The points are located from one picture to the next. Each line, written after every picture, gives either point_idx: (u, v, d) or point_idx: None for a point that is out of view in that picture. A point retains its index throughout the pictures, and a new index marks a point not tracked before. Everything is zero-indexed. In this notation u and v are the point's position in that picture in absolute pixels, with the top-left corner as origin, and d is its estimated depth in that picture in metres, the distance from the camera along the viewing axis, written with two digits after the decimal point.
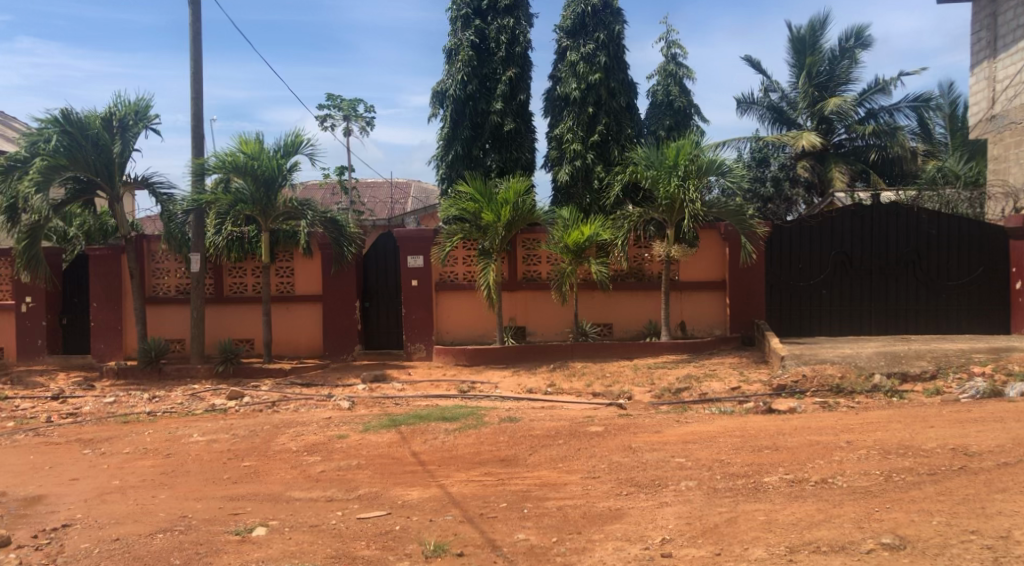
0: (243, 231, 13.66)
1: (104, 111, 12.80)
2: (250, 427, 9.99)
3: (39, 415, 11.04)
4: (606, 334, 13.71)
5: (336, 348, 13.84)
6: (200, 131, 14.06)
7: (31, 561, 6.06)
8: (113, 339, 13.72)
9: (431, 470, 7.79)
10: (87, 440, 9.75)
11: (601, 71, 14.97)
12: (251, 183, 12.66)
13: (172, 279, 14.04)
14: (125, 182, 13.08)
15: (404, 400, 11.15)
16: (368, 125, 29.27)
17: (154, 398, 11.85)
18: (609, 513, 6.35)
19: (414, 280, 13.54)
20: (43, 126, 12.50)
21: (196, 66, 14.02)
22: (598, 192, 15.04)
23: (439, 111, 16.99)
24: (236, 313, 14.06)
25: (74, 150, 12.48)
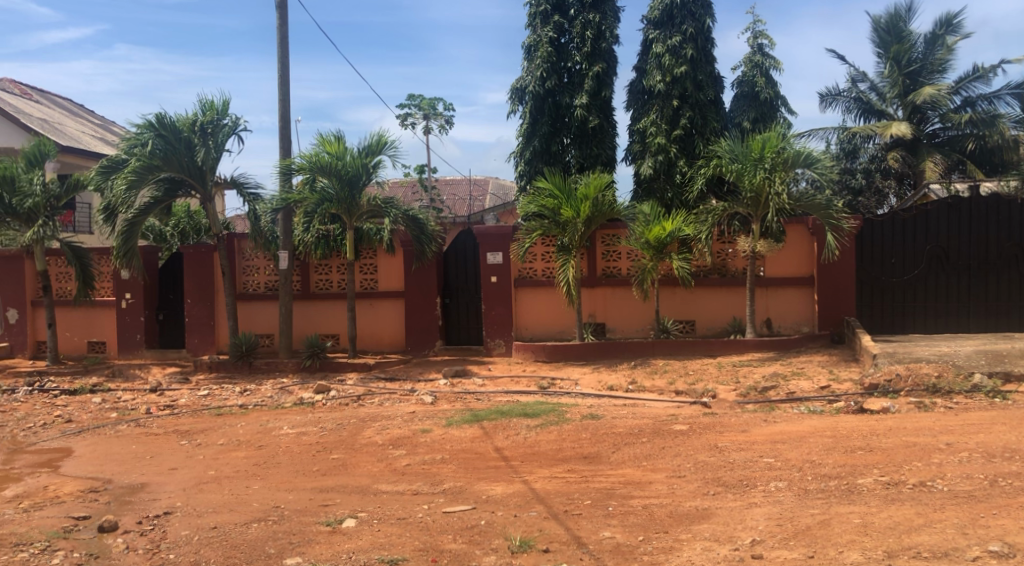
0: (328, 229, 13.95)
1: (194, 115, 13.24)
2: (338, 420, 10.23)
3: (139, 407, 11.54)
4: (689, 331, 13.54)
5: (418, 344, 14.04)
6: (287, 132, 14.44)
7: (136, 546, 6.35)
8: (206, 335, 14.23)
9: (515, 466, 7.83)
10: (184, 431, 10.15)
11: (687, 64, 14.75)
12: (336, 183, 12.93)
13: (262, 277, 14.47)
14: (216, 182, 13.61)
15: (485, 396, 11.24)
16: (446, 124, 29.60)
17: (245, 391, 12.25)
18: (696, 513, 6.28)
19: (494, 276, 13.63)
20: (139, 131, 13.03)
21: (282, 68, 14.39)
22: (681, 186, 14.86)
23: (518, 108, 17.02)
24: (322, 309, 14.41)
25: (169, 153, 13.03)
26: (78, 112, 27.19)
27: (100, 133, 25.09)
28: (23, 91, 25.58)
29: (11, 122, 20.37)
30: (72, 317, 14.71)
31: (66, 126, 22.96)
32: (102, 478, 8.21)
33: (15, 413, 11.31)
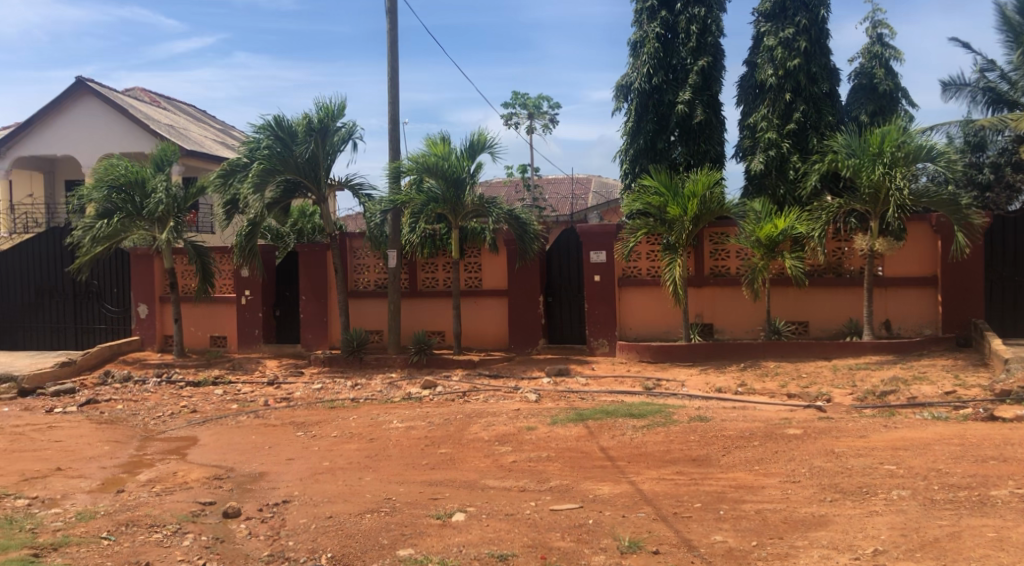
0: (435, 228, 14.18)
1: (309, 118, 13.73)
2: (445, 415, 10.41)
3: (258, 399, 12.05)
4: (802, 333, 13.13)
5: (521, 342, 14.11)
6: (396, 134, 14.78)
7: (258, 532, 6.63)
8: (320, 330, 14.71)
9: (621, 466, 7.78)
10: (299, 423, 10.53)
11: (800, 56, 14.30)
12: (442, 183, 13.16)
13: (372, 275, 14.86)
14: (329, 184, 14.07)
15: (590, 395, 11.21)
16: (551, 123, 29.67)
17: (356, 385, 12.62)
18: (812, 520, 6.09)
19: (598, 276, 13.56)
20: (258, 135, 13.60)
21: (391, 72, 14.74)
22: (794, 183, 14.42)
23: (623, 105, 16.89)
24: (428, 306, 14.67)
25: (285, 156, 13.56)
26: (201, 118, 28.60)
27: (220, 137, 26.32)
28: (152, 99, 27.12)
29: (140, 128, 21.60)
30: (196, 313, 15.44)
31: (191, 131, 24.20)
32: (226, 466, 8.61)
33: (146, 402, 12.00)
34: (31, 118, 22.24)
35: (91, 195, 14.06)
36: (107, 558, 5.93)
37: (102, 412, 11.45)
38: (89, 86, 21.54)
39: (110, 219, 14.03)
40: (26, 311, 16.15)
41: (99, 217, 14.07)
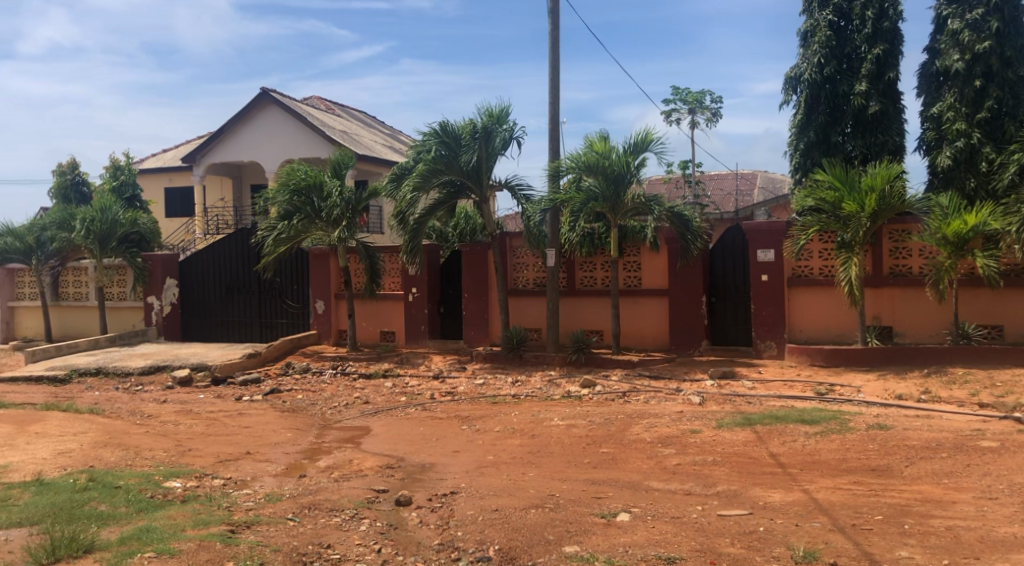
0: (594, 227, 14.16)
1: (473, 121, 14.06)
2: (606, 414, 10.37)
3: (424, 392, 12.48)
4: (994, 338, 12.12)
5: (682, 343, 13.83)
6: (557, 134, 14.87)
7: (429, 521, 6.86)
8: (481, 327, 15.04)
9: (793, 473, 7.47)
10: (464, 417, 10.81)
11: (992, 38, 13.22)
12: (602, 182, 13.11)
13: (531, 273, 15.01)
14: (491, 185, 14.33)
15: (757, 399, 10.84)
16: (713, 117, 28.95)
17: (517, 382, 12.81)
18: (1012, 541, 5.60)
19: (764, 275, 13.10)
20: (424, 138, 14.05)
21: (553, 72, 14.84)
22: (986, 175, 13.34)
23: (792, 97, 16.23)
24: (588, 305, 14.66)
25: (450, 158, 13.93)
26: (371, 123, 29.95)
27: (389, 141, 27.44)
28: (327, 106, 28.69)
29: (317, 134, 22.93)
30: (367, 310, 16.16)
31: (363, 136, 25.40)
32: (396, 455, 8.98)
33: (322, 393, 12.71)
34: (219, 130, 23.95)
35: (275, 198, 15.03)
36: (293, 538, 6.31)
37: (284, 401, 12.24)
38: (272, 96, 23.05)
39: (292, 220, 14.94)
40: (218, 306, 17.48)
41: (282, 218, 15.02)
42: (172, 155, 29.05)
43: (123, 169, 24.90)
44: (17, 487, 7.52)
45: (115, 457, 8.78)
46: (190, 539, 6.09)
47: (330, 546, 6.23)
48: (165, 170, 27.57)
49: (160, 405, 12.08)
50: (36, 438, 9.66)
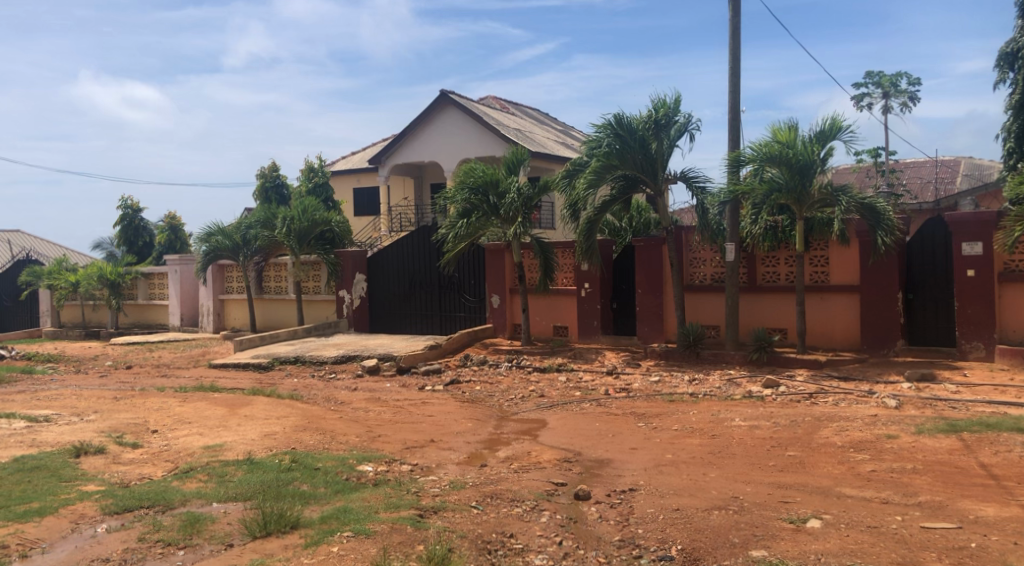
0: (777, 220, 13.58)
1: (648, 114, 13.89)
2: (792, 416, 9.93)
3: (599, 387, 12.47)
4: None
5: (875, 343, 13.02)
6: (737, 124, 14.38)
7: (609, 516, 6.84)
8: (656, 324, 14.80)
9: (1009, 487, 6.83)
10: (640, 414, 10.70)
11: None
12: (786, 172, 12.56)
13: (709, 268, 14.62)
14: (666, 179, 14.08)
15: (962, 405, 10.02)
16: (910, 101, 27.05)
17: (694, 380, 12.53)
18: None
19: (970, 270, 12.09)
20: (598, 133, 14.02)
21: (733, 60, 14.37)
22: None
23: (1008, 75, 14.84)
24: (769, 302, 14.09)
25: (624, 152, 13.79)
26: (545, 121, 30.27)
27: (565, 138, 27.60)
28: (503, 105, 29.31)
29: (493, 134, 23.45)
30: (541, 305, 16.31)
31: (537, 134, 25.70)
32: (574, 449, 9.01)
33: (500, 385, 12.99)
34: (402, 133, 25.04)
35: (455, 197, 15.44)
36: (478, 526, 6.48)
37: (464, 392, 12.62)
38: (451, 98, 23.79)
39: (470, 218, 15.31)
40: (401, 300, 18.28)
41: (461, 216, 15.42)
42: (360, 157, 30.66)
43: (317, 171, 26.57)
44: (231, 465, 8.21)
45: (313, 440, 9.39)
46: (383, 521, 6.40)
47: (513, 536, 6.35)
48: (353, 172, 29.15)
49: (351, 393, 12.80)
50: (245, 420, 10.50)
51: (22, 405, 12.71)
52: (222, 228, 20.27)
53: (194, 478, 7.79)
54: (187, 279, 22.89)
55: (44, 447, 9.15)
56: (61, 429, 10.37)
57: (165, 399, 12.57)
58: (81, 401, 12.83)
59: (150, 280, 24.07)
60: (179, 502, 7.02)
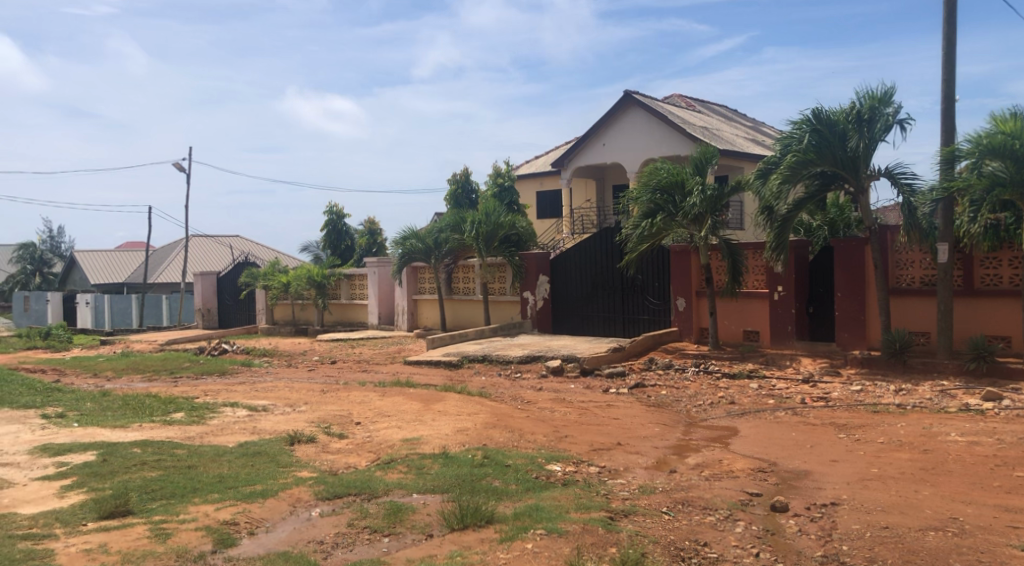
0: (998, 217, 12.39)
1: (850, 107, 13.16)
2: (1019, 433, 9.04)
3: (794, 396, 11.92)
4: None
5: None
6: (951, 114, 13.30)
7: (809, 530, 6.53)
8: (857, 330, 13.95)
9: None
10: (841, 425, 10.13)
11: None
12: (1010, 165, 11.48)
13: (918, 271, 13.61)
14: (869, 175, 13.23)
15: None
16: None
17: (902, 390, 11.70)
18: None
19: None
20: (795, 128, 13.44)
21: (948, 47, 13.32)
22: None
23: None
24: (990, 308, 12.91)
25: (823, 147, 13.15)
26: (734, 118, 29.32)
27: (756, 135, 26.66)
28: (689, 104, 28.76)
29: (679, 133, 23.01)
30: (730, 308, 15.70)
31: (725, 131, 24.94)
32: (769, 459, 8.67)
33: (687, 390, 12.74)
34: (586, 135, 25.16)
35: (639, 197, 15.26)
36: (670, 532, 6.39)
37: (650, 396, 12.48)
38: (635, 98, 23.65)
39: (655, 218, 15.03)
40: (585, 302, 18.33)
41: (645, 217, 15.19)
42: (543, 161, 31.15)
43: (504, 176, 27.23)
44: (428, 458, 8.58)
45: (503, 437, 9.62)
46: (575, 521, 6.45)
47: (707, 544, 6.20)
48: (537, 175, 29.65)
49: (537, 392, 13.00)
50: (438, 416, 10.94)
51: (243, 395, 13.93)
52: (415, 232, 21.27)
53: (395, 469, 8.21)
54: (385, 280, 24.18)
55: (263, 434, 9.97)
56: (277, 418, 11.27)
57: (366, 394, 13.35)
58: (293, 393, 13.89)
59: (351, 280, 25.65)
60: (383, 491, 7.42)
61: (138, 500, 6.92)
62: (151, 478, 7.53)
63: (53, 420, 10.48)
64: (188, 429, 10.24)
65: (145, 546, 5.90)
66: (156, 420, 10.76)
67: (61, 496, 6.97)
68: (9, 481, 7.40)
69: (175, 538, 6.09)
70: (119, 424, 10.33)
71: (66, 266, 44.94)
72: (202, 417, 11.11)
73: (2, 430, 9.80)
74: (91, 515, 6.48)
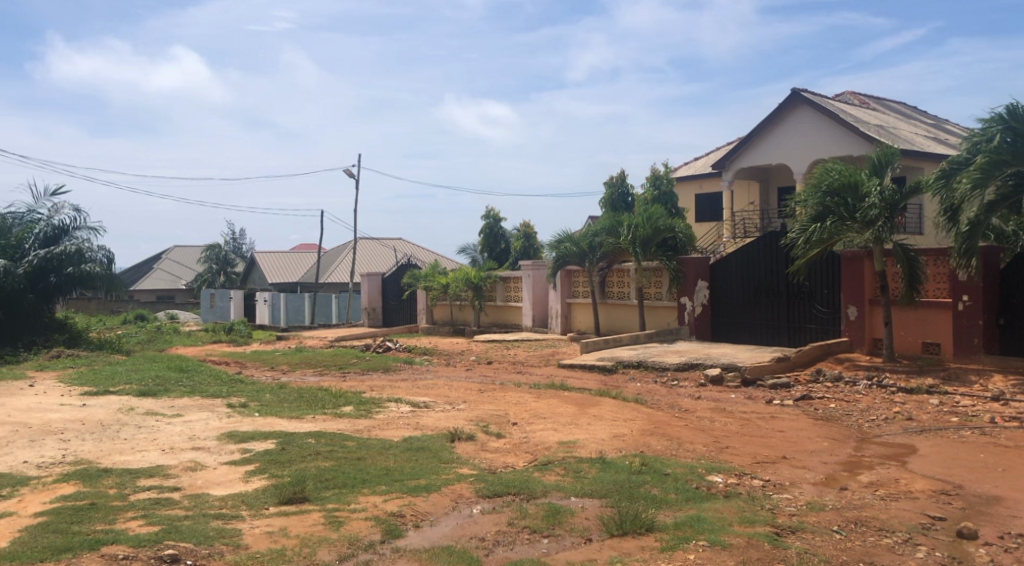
0: None
1: None
2: None
3: (982, 414, 11.05)
4: None
5: None
6: None
7: (1003, 562, 6.04)
8: None
9: None
10: None
11: None
12: None
13: None
14: None
15: None
16: None
17: None
18: None
19: None
20: (986, 126, 12.55)
21: None
22: None
23: None
24: None
25: (1019, 146, 12.18)
26: (912, 115, 27.60)
27: (938, 134, 25.00)
28: (863, 101, 27.36)
29: (850, 132, 21.93)
30: (908, 318, 14.75)
31: (901, 130, 23.48)
32: (954, 482, 8.07)
33: (858, 404, 12.08)
34: (750, 136, 24.44)
35: (808, 200, 14.66)
36: (843, 552, 6.08)
37: (817, 409, 11.93)
38: (802, 96, 22.73)
39: (825, 222, 14.35)
40: (746, 308, 17.77)
41: (814, 221, 14.55)
42: (703, 163, 30.49)
43: (662, 179, 26.84)
44: (586, 462, 8.58)
45: (661, 445, 9.48)
46: (739, 535, 6.27)
47: None
48: (696, 178, 29.06)
49: (695, 401, 12.72)
50: (594, 420, 10.92)
51: (406, 391, 14.47)
52: (570, 236, 21.33)
53: (553, 472, 8.26)
54: (539, 282, 24.40)
55: (426, 430, 10.30)
56: (438, 415, 11.63)
57: (522, 395, 13.52)
58: (452, 391, 14.29)
59: (507, 283, 26.05)
60: (542, 492, 7.48)
61: (313, 488, 7.33)
62: (324, 467, 7.95)
63: (236, 409, 11.28)
64: (356, 422, 10.74)
65: (321, 533, 6.24)
66: (327, 412, 11.36)
67: (246, 480, 7.49)
68: (201, 464, 8.02)
69: (348, 527, 6.40)
70: (295, 415, 10.99)
71: (247, 266, 48.35)
72: (368, 411, 11.63)
73: (193, 416, 10.65)
74: (272, 500, 6.92)
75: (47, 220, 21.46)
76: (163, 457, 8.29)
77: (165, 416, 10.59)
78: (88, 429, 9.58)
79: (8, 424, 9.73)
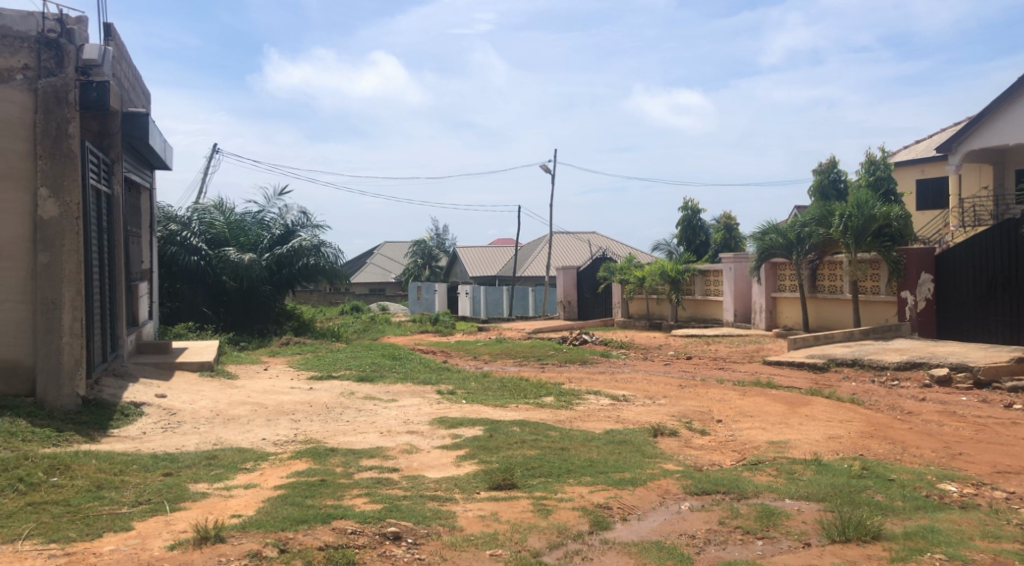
0: None
1: None
2: None
3: None
4: None
5: None
6: None
7: None
8: None
9: None
10: None
11: None
12: None
13: None
14: None
15: None
16: None
17: None
18: None
19: None
20: None
21: None
22: None
23: None
24: None
25: None
26: None
27: None
28: None
29: None
30: None
31: None
32: None
33: None
34: (983, 113, 22.21)
35: None
36: None
37: None
38: None
39: None
40: (979, 305, 16.25)
41: None
42: (925, 145, 28.27)
43: (878, 164, 25.12)
44: (800, 463, 8.15)
45: (883, 449, 8.84)
46: (982, 550, 5.74)
47: None
48: (917, 162, 26.99)
49: (920, 403, 11.75)
50: (806, 420, 10.37)
51: (605, 384, 14.47)
52: (776, 226, 20.40)
53: (764, 472, 7.92)
54: (741, 276, 23.55)
55: (628, 424, 10.22)
56: (638, 409, 11.53)
57: (726, 392, 13.09)
58: (652, 385, 14.11)
59: (706, 276, 25.34)
60: (754, 492, 7.19)
61: (521, 475, 7.48)
62: (530, 456, 8.09)
63: (445, 396, 11.76)
64: (558, 412, 10.88)
65: (530, 520, 6.34)
66: (529, 402, 11.57)
67: (458, 464, 7.78)
68: (416, 447, 8.41)
69: (556, 516, 6.46)
70: (499, 404, 11.30)
71: (450, 259, 50.46)
72: (569, 402, 11.74)
73: (407, 401, 11.22)
74: (483, 485, 7.12)
75: (279, 221, 23.43)
76: (382, 439, 8.78)
77: (382, 400, 11.23)
78: (316, 411, 10.34)
79: (248, 403, 10.70)
